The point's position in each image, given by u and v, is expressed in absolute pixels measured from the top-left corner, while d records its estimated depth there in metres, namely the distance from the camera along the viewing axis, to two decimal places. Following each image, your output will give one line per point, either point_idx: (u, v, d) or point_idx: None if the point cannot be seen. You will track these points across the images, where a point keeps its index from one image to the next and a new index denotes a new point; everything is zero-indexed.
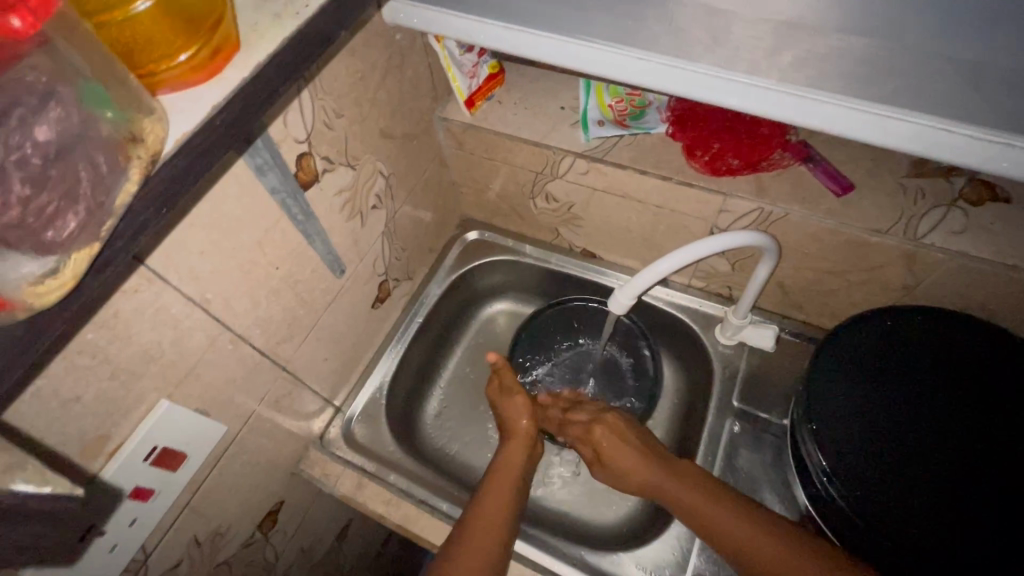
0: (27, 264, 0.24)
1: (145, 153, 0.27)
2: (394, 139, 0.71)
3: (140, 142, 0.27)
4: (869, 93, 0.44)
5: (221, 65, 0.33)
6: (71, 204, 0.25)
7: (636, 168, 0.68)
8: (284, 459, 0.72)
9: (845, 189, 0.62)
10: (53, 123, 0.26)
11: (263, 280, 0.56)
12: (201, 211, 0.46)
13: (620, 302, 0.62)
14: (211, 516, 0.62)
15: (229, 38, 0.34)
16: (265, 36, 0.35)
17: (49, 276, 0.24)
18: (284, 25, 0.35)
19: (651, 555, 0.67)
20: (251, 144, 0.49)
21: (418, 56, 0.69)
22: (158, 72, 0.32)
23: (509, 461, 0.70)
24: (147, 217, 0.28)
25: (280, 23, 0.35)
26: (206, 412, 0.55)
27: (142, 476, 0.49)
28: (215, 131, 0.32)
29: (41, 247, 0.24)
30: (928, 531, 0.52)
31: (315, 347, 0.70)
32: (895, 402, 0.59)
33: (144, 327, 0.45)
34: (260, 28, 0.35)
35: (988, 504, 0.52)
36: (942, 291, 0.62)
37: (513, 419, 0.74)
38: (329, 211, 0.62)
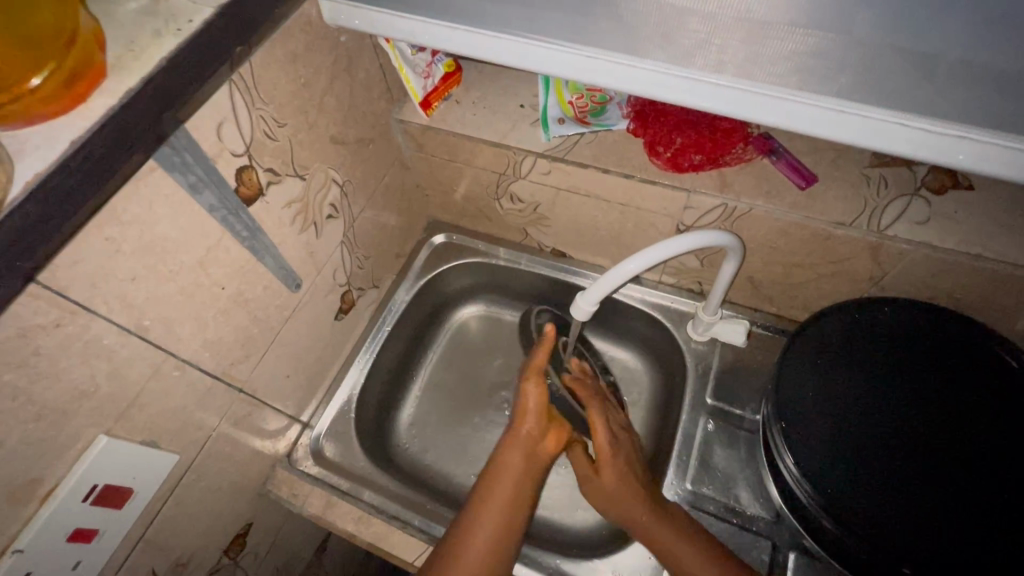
0: None
1: None
2: (347, 145, 0.68)
3: None
4: (821, 87, 0.43)
5: (81, 94, 0.33)
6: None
7: (598, 167, 0.66)
8: (248, 481, 0.70)
9: (810, 182, 0.60)
10: None
11: (208, 301, 0.54)
12: (129, 236, 0.43)
13: (585, 308, 0.60)
14: (171, 547, 0.59)
15: (93, 65, 0.34)
16: (140, 58, 0.36)
17: None
18: (163, 45, 0.37)
19: (627, 560, 0.66)
20: (182, 162, 0.46)
21: (368, 57, 0.67)
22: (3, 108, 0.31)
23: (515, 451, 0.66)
24: None
25: (162, 41, 0.37)
26: (155, 443, 0.53)
27: (84, 517, 0.47)
28: (75, 172, 0.32)
29: None
30: (904, 537, 0.52)
31: (274, 365, 0.68)
32: (885, 404, 0.57)
33: (74, 362, 0.42)
34: (136, 48, 0.36)
35: (966, 512, 0.52)
36: (909, 281, 0.62)
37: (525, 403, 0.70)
38: (277, 225, 0.59)
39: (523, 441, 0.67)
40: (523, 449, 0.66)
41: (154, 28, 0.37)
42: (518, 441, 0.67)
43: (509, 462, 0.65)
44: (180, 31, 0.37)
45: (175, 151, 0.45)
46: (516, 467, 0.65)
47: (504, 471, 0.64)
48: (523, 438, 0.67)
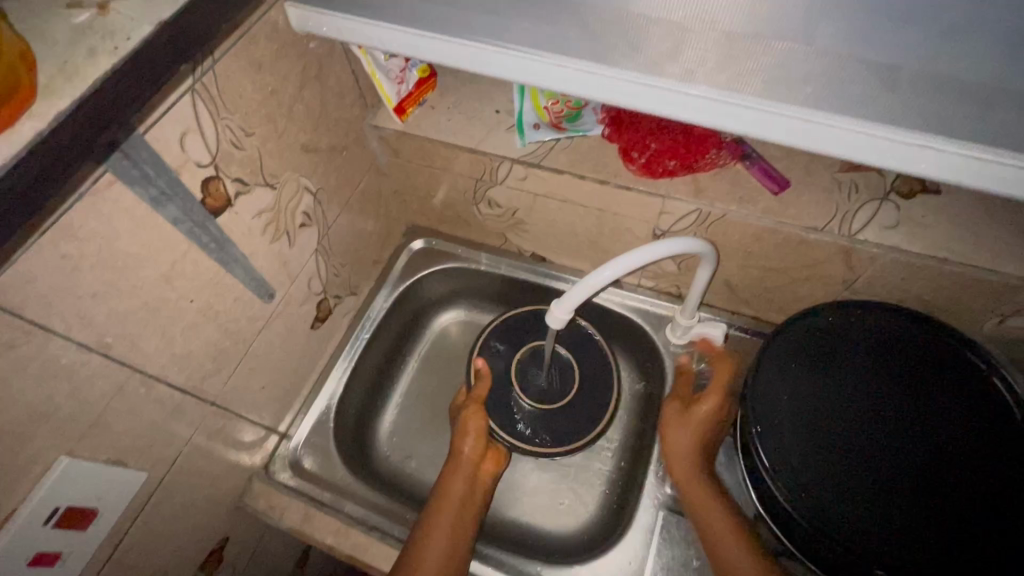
0: None
1: None
2: (320, 153, 0.67)
3: None
4: (790, 97, 0.43)
5: (11, 116, 0.32)
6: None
7: (574, 173, 0.66)
8: (224, 495, 0.68)
9: (782, 186, 0.61)
10: None
11: (175, 315, 0.53)
12: (88, 252, 0.42)
13: (559, 316, 0.59)
14: (142, 566, 0.58)
15: (21, 83, 0.32)
16: (77, 78, 0.35)
17: None
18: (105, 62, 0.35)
19: (607, 565, 0.66)
20: (142, 175, 0.44)
21: (340, 63, 0.66)
22: None
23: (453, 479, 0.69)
24: None
25: (98, 60, 0.36)
26: (122, 461, 0.51)
27: (46, 540, 0.45)
28: None
29: None
30: (881, 538, 0.52)
31: (249, 377, 0.67)
32: (855, 406, 0.58)
33: (29, 383, 0.41)
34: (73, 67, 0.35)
35: (943, 516, 0.52)
36: (879, 285, 0.63)
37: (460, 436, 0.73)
38: (247, 236, 0.58)
39: (464, 468, 0.70)
40: (465, 476, 0.69)
41: (90, 45, 0.36)
42: (460, 467, 0.70)
43: (454, 489, 0.68)
44: (116, 48, 0.36)
45: (134, 164, 0.44)
46: (458, 493, 0.67)
47: (449, 497, 0.67)
48: (463, 464, 0.70)
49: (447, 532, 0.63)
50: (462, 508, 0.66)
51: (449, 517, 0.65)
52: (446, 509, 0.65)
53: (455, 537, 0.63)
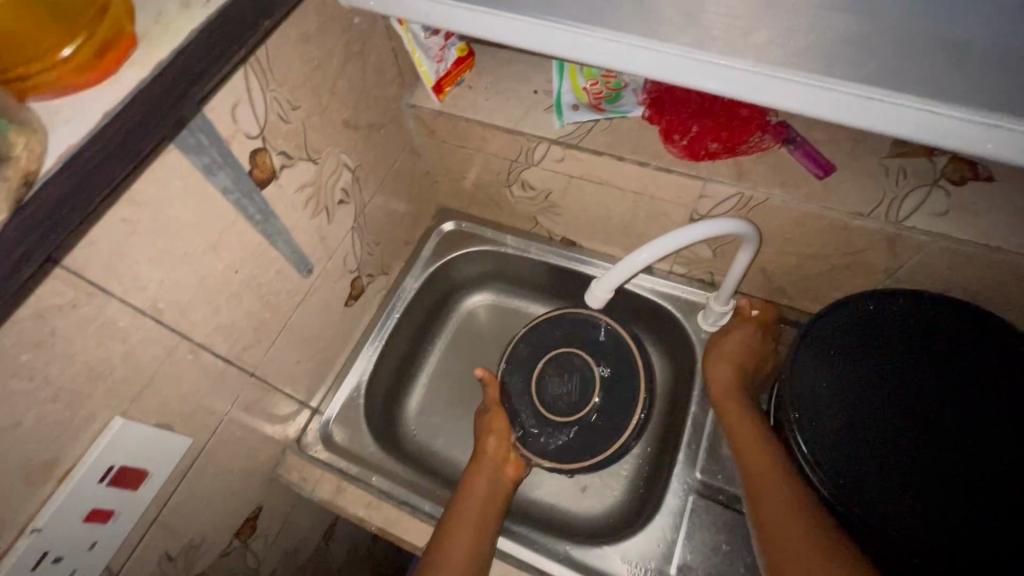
0: None
1: (16, 173, 0.30)
2: (359, 130, 0.67)
3: (11, 161, 0.30)
4: (849, 73, 0.41)
5: (110, 66, 0.35)
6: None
7: (613, 154, 0.66)
8: (259, 466, 0.70)
9: (827, 171, 0.60)
10: None
11: (222, 285, 0.53)
12: (145, 216, 0.43)
13: (599, 296, 0.60)
14: (183, 529, 0.60)
15: (124, 35, 0.36)
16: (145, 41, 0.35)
17: None
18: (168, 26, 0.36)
19: (636, 547, 0.66)
20: (196, 142, 0.45)
21: (381, 40, 0.66)
22: (32, 75, 0.33)
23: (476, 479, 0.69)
24: None
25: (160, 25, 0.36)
26: (169, 425, 0.53)
27: (101, 497, 0.46)
28: None
29: None
30: (901, 528, 0.52)
31: (286, 350, 0.68)
32: (896, 394, 0.57)
33: (89, 344, 0.42)
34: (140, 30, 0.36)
35: (969, 513, 0.51)
36: (924, 274, 0.61)
37: (481, 440, 0.75)
38: (290, 209, 0.59)
39: (485, 467, 0.71)
40: (486, 474, 0.70)
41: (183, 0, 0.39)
42: (480, 467, 0.71)
43: (475, 486, 0.68)
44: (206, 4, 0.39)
45: (190, 132, 0.44)
46: (479, 489, 0.68)
47: (470, 494, 0.67)
48: (484, 463, 0.72)
49: (470, 528, 0.63)
50: (484, 505, 0.66)
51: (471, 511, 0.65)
52: (468, 505, 0.66)
53: (478, 533, 0.62)
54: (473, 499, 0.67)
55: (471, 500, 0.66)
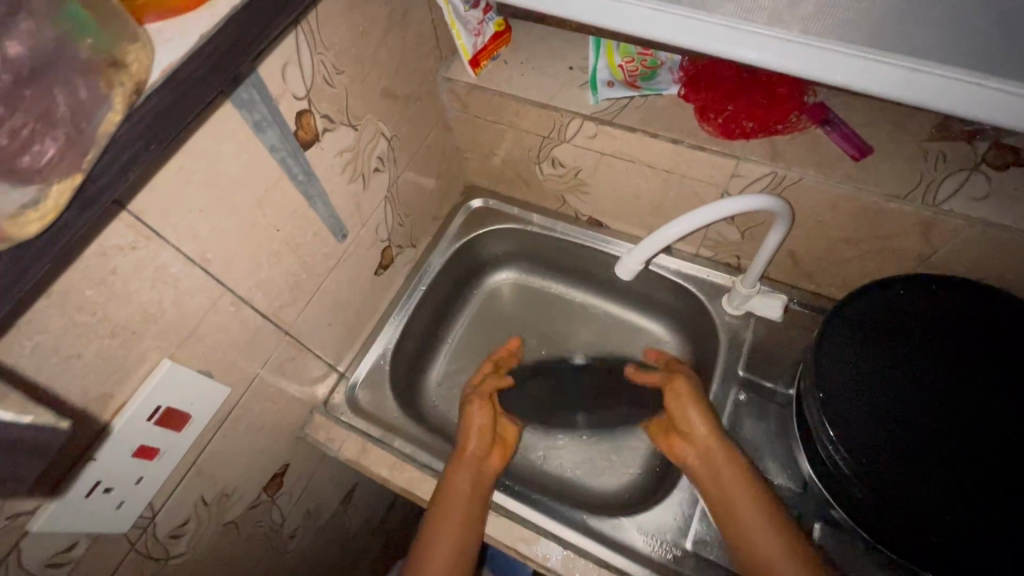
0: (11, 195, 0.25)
1: (128, 82, 0.29)
2: (397, 100, 0.69)
3: (123, 69, 0.29)
4: (896, 45, 0.41)
5: None
6: (52, 129, 0.26)
7: (647, 131, 0.66)
8: (288, 424, 0.72)
9: (863, 153, 0.60)
10: (24, 37, 0.25)
11: (264, 241, 0.55)
12: (199, 167, 0.45)
13: (630, 268, 0.61)
14: (218, 477, 0.62)
15: None
16: None
17: (30, 208, 0.26)
18: None
19: (653, 519, 0.67)
20: (249, 99, 0.47)
21: (422, 12, 0.67)
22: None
23: (459, 476, 0.67)
24: (121, 168, 0.30)
25: None
26: (210, 373, 0.55)
27: (147, 435, 0.49)
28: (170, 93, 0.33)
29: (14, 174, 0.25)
30: (910, 500, 0.53)
31: (318, 313, 0.70)
32: (923, 377, 0.57)
33: (144, 286, 0.44)
34: None
35: (982, 490, 0.52)
36: (958, 260, 0.61)
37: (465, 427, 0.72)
38: (329, 173, 0.61)
39: (469, 460, 0.69)
40: (469, 469, 0.68)
41: None
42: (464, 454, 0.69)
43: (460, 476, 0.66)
44: None
45: (243, 88, 0.46)
46: (463, 485, 0.66)
47: (457, 484, 0.66)
48: (467, 457, 0.69)
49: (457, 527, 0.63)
50: (470, 495, 0.65)
51: (453, 512, 0.64)
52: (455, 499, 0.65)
53: (464, 532, 0.63)
54: (456, 499, 0.65)
55: (454, 500, 0.65)
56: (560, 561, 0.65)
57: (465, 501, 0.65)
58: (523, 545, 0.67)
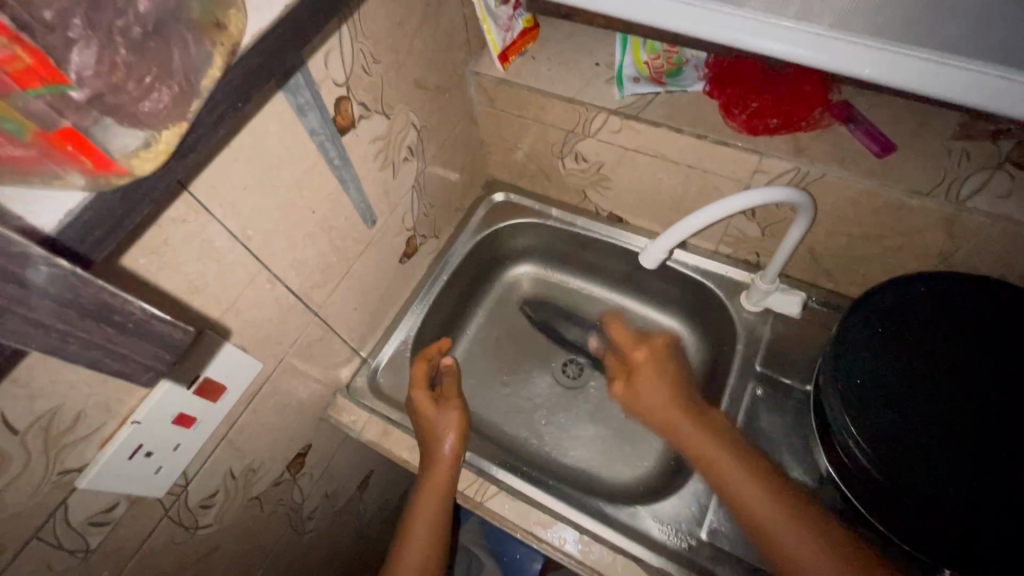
0: (127, 136, 0.29)
1: (225, 40, 0.33)
2: (427, 92, 0.71)
3: (223, 29, 0.33)
4: (924, 40, 0.42)
5: None
6: (166, 80, 0.30)
7: (671, 126, 0.67)
8: (313, 404, 0.74)
9: (887, 150, 0.60)
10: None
11: (300, 222, 0.57)
12: (246, 145, 0.47)
13: (654, 256, 0.63)
14: (246, 451, 0.64)
15: None
16: None
17: (143, 148, 0.30)
18: None
19: (668, 508, 0.68)
20: (294, 82, 0.49)
21: (454, 6, 0.69)
22: None
23: (434, 480, 0.68)
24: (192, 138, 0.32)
25: None
26: (244, 347, 0.57)
27: (187, 403, 0.51)
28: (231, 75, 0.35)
29: (134, 118, 0.29)
30: (925, 494, 0.52)
31: (345, 296, 0.72)
32: (943, 376, 0.57)
33: (192, 258, 0.46)
34: None
35: (1003, 487, 0.51)
36: (980, 258, 0.62)
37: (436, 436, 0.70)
38: (363, 159, 0.63)
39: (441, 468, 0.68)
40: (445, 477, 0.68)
41: None
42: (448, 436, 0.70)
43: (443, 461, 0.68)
44: None
45: (291, 73, 0.48)
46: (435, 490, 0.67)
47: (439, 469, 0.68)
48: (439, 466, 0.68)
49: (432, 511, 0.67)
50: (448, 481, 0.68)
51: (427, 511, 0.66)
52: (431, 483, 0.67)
53: (436, 525, 0.67)
54: (428, 499, 0.67)
55: (427, 496, 0.67)
56: (575, 545, 0.66)
57: (437, 501, 0.67)
58: (539, 529, 0.68)
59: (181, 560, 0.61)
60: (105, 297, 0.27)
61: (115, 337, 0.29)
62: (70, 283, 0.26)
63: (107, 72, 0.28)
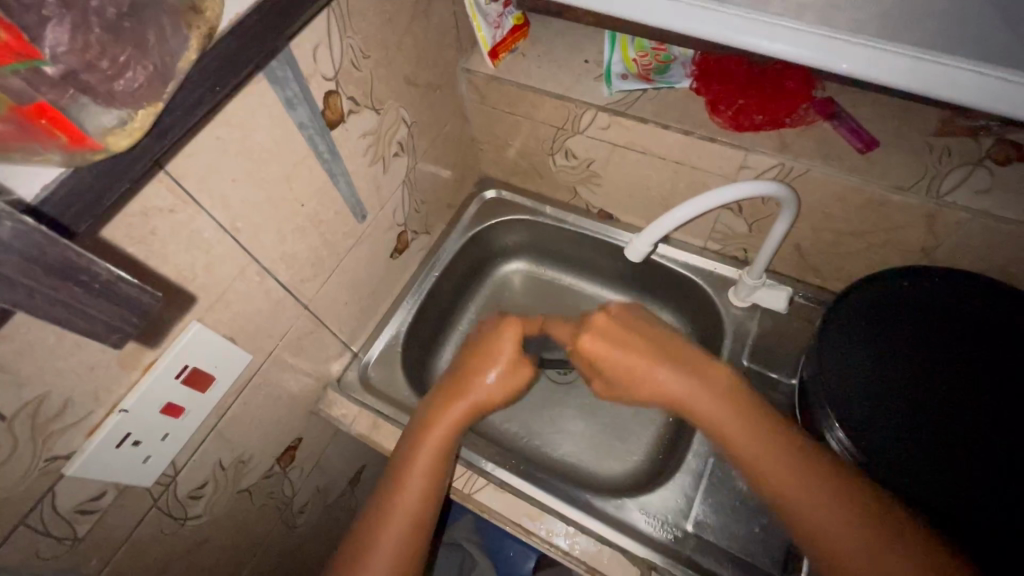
0: (105, 115, 0.31)
1: (203, 26, 0.35)
2: (418, 88, 0.71)
3: (200, 15, 0.35)
4: (901, 35, 0.43)
5: None
6: (141, 59, 0.31)
7: (658, 122, 0.68)
8: (303, 398, 0.74)
9: (870, 146, 0.61)
10: None
11: (290, 215, 0.58)
12: (235, 137, 0.48)
13: (639, 250, 0.64)
14: (235, 443, 0.65)
15: None
16: None
17: (119, 127, 0.32)
18: None
19: (655, 501, 0.69)
20: (282, 75, 0.49)
21: (445, 3, 0.69)
22: None
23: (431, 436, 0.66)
24: None
25: None
26: (233, 339, 0.57)
27: (175, 392, 0.52)
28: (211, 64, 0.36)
29: (112, 97, 0.31)
30: (920, 482, 0.51)
31: (336, 290, 0.72)
32: (919, 363, 0.57)
33: (180, 248, 0.47)
34: None
35: (995, 475, 0.50)
36: (961, 253, 0.62)
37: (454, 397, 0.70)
38: (353, 153, 0.63)
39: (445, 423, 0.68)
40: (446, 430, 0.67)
41: None
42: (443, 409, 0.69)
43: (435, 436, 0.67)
44: None
45: (279, 66, 0.49)
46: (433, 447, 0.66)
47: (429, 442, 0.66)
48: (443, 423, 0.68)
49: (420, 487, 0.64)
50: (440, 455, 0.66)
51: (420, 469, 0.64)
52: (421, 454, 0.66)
53: (425, 487, 0.64)
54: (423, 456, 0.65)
55: (424, 453, 0.66)
56: (562, 537, 0.67)
57: (432, 459, 0.65)
58: (527, 520, 0.68)
59: (171, 550, 0.62)
60: (70, 255, 0.28)
61: (83, 296, 0.29)
62: (36, 241, 0.27)
63: (80, 51, 0.28)
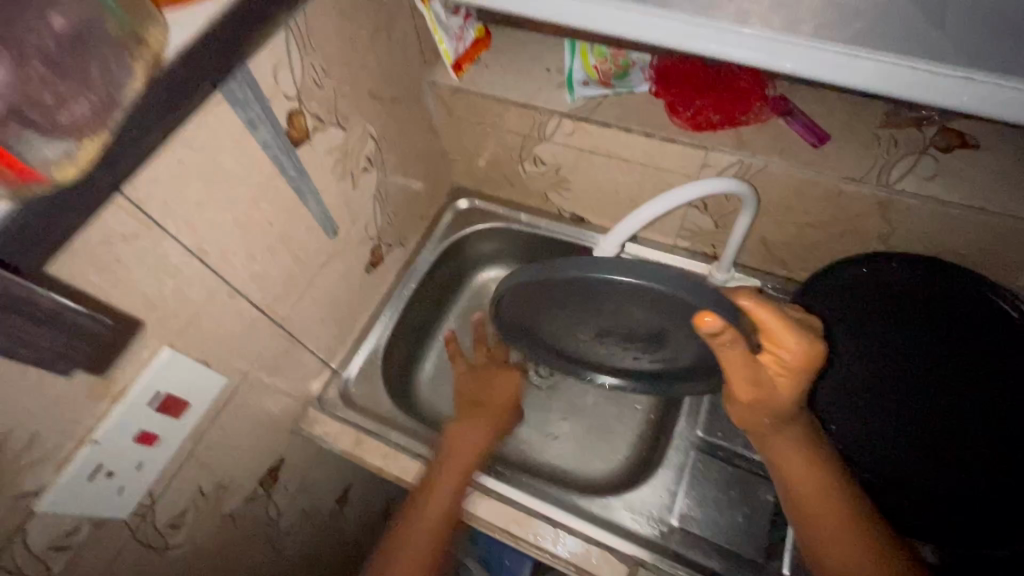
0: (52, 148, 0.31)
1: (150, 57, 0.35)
2: (383, 102, 0.72)
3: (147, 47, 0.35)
4: (837, 35, 0.45)
5: None
6: (87, 92, 0.32)
7: (621, 126, 0.70)
8: (283, 417, 0.74)
9: (822, 140, 0.64)
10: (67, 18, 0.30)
11: (259, 235, 0.58)
12: (197, 160, 0.48)
13: (607, 250, 0.65)
14: (215, 468, 0.64)
15: None
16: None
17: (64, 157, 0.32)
18: None
19: (638, 497, 0.70)
20: (242, 97, 0.49)
21: (406, 18, 0.70)
22: None
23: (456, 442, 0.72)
24: None
25: None
26: (206, 363, 0.57)
27: (148, 420, 0.51)
28: None
29: (55, 128, 0.31)
30: (894, 478, 0.58)
31: (311, 307, 0.72)
32: (878, 351, 0.63)
33: (145, 275, 0.47)
34: None
35: (943, 448, 0.57)
36: (915, 238, 0.65)
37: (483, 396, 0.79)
38: (320, 171, 0.64)
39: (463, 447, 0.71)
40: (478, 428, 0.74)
41: None
42: (465, 424, 0.74)
43: (463, 440, 0.72)
44: None
45: (238, 87, 0.49)
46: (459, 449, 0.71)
47: (446, 464, 0.69)
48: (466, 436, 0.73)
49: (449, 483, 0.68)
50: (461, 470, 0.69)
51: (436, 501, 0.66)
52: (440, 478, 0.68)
53: (450, 500, 0.67)
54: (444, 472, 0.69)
55: (456, 456, 0.70)
56: (549, 540, 0.67)
57: (467, 454, 0.71)
58: (516, 527, 0.68)
59: None
60: None
61: None
62: None
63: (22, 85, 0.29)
